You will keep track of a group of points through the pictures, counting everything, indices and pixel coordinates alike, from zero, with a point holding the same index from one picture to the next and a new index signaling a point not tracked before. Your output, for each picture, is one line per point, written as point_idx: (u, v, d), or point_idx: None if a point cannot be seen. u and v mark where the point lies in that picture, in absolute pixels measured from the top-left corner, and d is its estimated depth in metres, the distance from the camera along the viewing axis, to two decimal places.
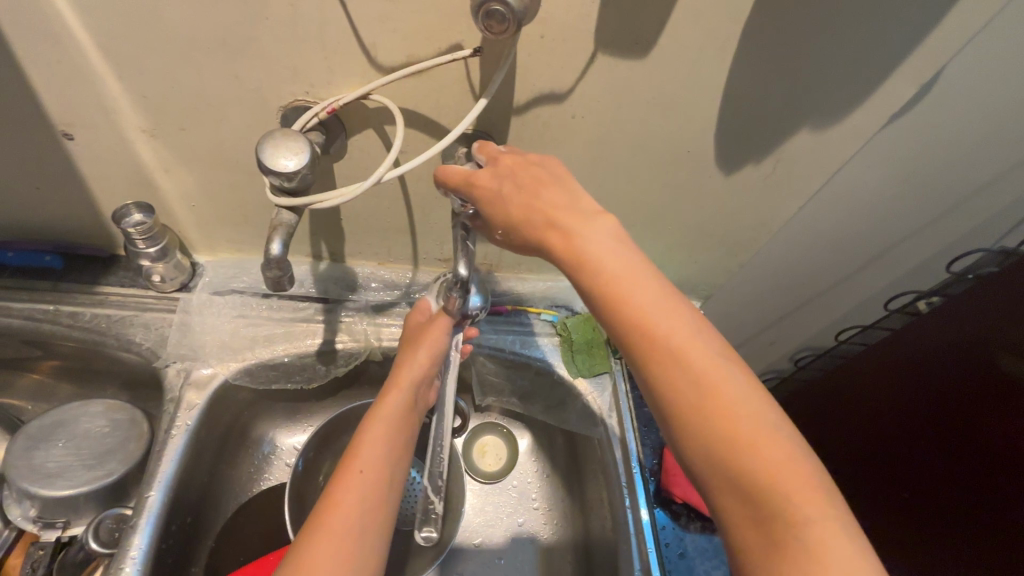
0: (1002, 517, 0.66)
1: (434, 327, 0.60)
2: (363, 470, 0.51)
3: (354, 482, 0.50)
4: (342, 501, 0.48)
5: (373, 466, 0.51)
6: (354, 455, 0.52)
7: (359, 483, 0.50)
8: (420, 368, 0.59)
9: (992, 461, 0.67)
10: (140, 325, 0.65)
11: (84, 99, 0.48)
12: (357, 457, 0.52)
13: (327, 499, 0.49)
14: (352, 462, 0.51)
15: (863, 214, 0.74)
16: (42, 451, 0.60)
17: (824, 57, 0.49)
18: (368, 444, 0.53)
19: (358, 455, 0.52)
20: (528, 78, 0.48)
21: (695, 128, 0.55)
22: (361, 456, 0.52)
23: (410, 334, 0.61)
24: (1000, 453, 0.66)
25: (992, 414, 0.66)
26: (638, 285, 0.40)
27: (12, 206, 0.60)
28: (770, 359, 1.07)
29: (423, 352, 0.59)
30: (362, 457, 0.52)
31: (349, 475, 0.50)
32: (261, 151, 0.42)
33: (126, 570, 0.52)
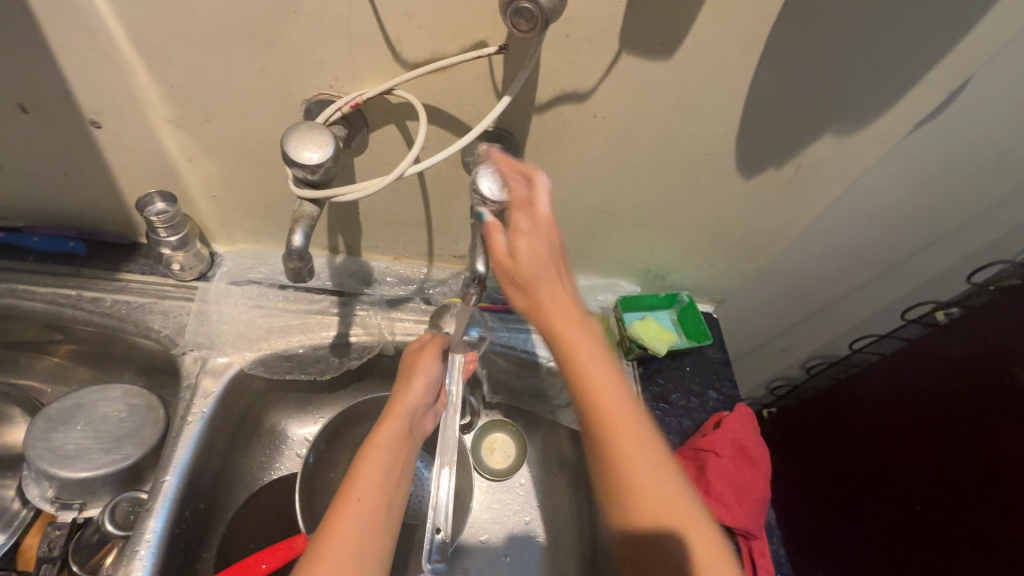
0: (993, 528, 0.65)
1: (431, 357, 0.61)
2: (361, 498, 0.49)
3: (352, 509, 0.48)
4: (341, 529, 0.47)
5: (372, 493, 0.50)
6: (352, 481, 0.50)
7: (357, 510, 0.48)
8: (415, 396, 0.58)
9: (991, 469, 0.65)
10: (159, 312, 0.66)
11: (113, 89, 0.49)
12: (354, 484, 0.50)
13: (326, 529, 0.47)
14: (349, 490, 0.50)
15: (883, 221, 0.73)
16: (61, 432, 0.61)
17: (851, 62, 0.49)
18: (367, 469, 0.51)
19: (355, 482, 0.50)
20: (551, 77, 0.48)
21: (716, 131, 0.55)
22: (358, 482, 0.50)
23: (404, 362, 0.61)
24: (996, 461, 0.64)
25: (998, 420, 0.65)
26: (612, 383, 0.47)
27: (38, 192, 0.61)
28: (781, 365, 1.06)
29: (419, 380, 0.59)
30: (359, 484, 0.50)
31: (347, 504, 0.48)
32: (286, 143, 0.43)
33: (141, 553, 0.53)
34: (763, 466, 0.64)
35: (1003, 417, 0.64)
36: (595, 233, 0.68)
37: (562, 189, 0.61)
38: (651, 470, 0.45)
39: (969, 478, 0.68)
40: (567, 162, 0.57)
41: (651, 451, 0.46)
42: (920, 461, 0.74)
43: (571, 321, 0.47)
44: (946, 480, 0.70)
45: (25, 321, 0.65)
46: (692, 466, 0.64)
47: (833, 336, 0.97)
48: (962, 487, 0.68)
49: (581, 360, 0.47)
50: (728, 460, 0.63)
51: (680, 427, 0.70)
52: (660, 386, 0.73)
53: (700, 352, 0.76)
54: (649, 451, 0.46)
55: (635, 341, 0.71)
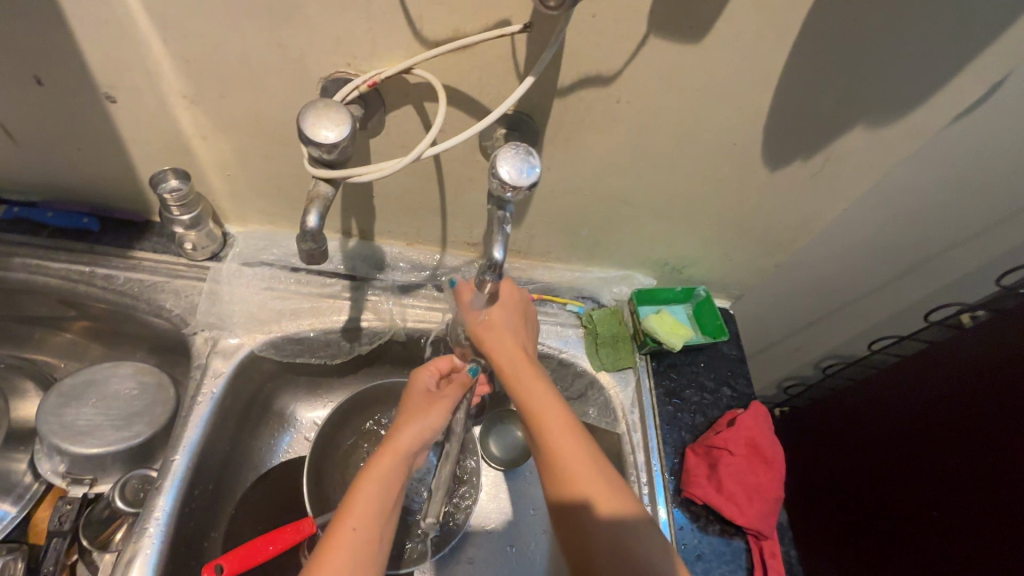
0: (999, 534, 0.62)
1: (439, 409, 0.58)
2: (356, 527, 0.49)
3: (346, 539, 0.48)
4: (335, 559, 0.47)
5: (367, 523, 0.49)
6: (348, 509, 0.50)
7: (352, 541, 0.48)
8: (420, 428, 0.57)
9: (992, 470, 0.64)
10: (171, 291, 0.65)
11: (128, 62, 0.48)
12: (350, 512, 0.50)
13: (320, 556, 0.47)
14: (345, 519, 0.49)
15: (910, 219, 0.70)
16: (72, 408, 0.61)
17: (890, 48, 0.47)
18: (363, 498, 0.51)
19: (350, 510, 0.50)
20: (576, 59, 0.47)
21: (744, 119, 0.53)
22: (354, 512, 0.50)
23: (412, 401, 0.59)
24: (1006, 467, 0.62)
25: (1007, 419, 0.63)
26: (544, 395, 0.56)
27: (52, 166, 0.61)
28: (796, 363, 1.04)
29: (425, 420, 0.57)
30: (355, 513, 0.50)
31: (342, 534, 0.48)
32: (303, 120, 0.42)
33: (150, 530, 0.53)
34: (777, 465, 0.63)
35: (1013, 410, 0.63)
36: (613, 223, 0.66)
37: (581, 176, 0.59)
38: (588, 493, 0.51)
39: (973, 476, 0.66)
40: (588, 149, 0.56)
41: (589, 473, 0.52)
42: (927, 460, 0.72)
43: (518, 369, 0.57)
44: (949, 482, 0.68)
45: (39, 296, 0.65)
46: (703, 463, 0.63)
47: (851, 336, 0.95)
48: (968, 486, 0.66)
49: (529, 402, 0.55)
50: (741, 458, 0.62)
51: (693, 423, 0.68)
52: (673, 381, 0.71)
53: (716, 348, 0.74)
54: (591, 476, 0.52)
55: (650, 335, 0.70)
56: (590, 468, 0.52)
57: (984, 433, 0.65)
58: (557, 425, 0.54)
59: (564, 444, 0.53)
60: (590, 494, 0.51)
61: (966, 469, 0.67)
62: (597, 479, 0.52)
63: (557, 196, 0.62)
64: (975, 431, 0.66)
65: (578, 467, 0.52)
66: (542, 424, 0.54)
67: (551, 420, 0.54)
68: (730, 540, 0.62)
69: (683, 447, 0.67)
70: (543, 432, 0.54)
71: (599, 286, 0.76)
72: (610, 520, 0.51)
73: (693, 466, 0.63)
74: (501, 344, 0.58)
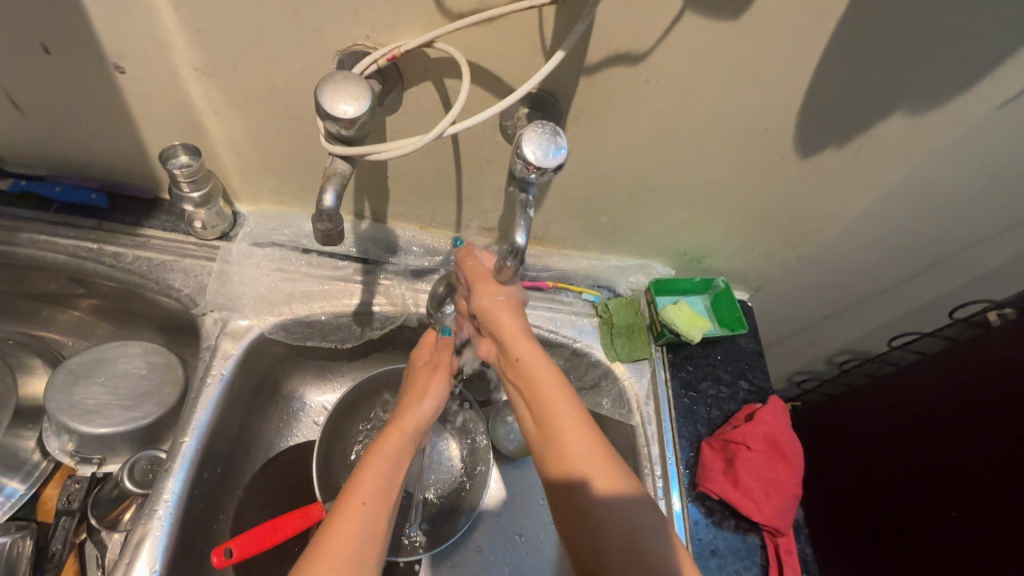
0: (1014, 538, 0.60)
1: (437, 383, 0.59)
2: (365, 502, 0.48)
3: (353, 514, 0.47)
4: (342, 532, 0.46)
5: (375, 498, 0.49)
6: (356, 485, 0.49)
7: (359, 515, 0.47)
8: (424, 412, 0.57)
9: (1009, 469, 0.62)
10: (180, 271, 0.64)
11: (137, 30, 0.46)
12: (356, 490, 0.49)
13: (326, 531, 0.46)
14: (352, 494, 0.48)
15: (941, 212, 0.68)
16: (81, 387, 0.61)
17: (941, 28, 0.44)
18: (369, 476, 0.50)
19: (358, 486, 0.49)
20: (606, 35, 0.44)
21: (779, 103, 0.50)
22: (361, 487, 0.49)
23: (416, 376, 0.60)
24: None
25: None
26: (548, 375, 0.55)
27: (60, 139, 0.59)
28: (810, 357, 1.03)
29: (429, 398, 0.58)
30: (363, 488, 0.49)
31: (350, 508, 0.47)
32: (321, 93, 0.40)
33: (160, 512, 0.53)
34: (796, 461, 0.61)
35: None
36: (633, 210, 0.64)
37: (603, 161, 0.57)
38: (598, 473, 0.49)
39: (991, 475, 0.64)
40: (613, 132, 0.54)
41: (597, 451, 0.50)
42: (945, 458, 0.70)
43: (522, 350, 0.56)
44: (966, 481, 0.67)
45: (46, 273, 0.64)
46: (720, 458, 0.62)
47: (868, 331, 0.93)
48: (988, 486, 0.64)
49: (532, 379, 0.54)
50: (759, 454, 0.61)
51: (709, 417, 0.67)
52: (689, 373, 0.70)
53: (733, 340, 0.73)
54: (599, 459, 0.50)
55: (667, 326, 0.68)
56: (596, 444, 0.51)
57: (1002, 431, 0.63)
58: (558, 403, 0.53)
59: (570, 423, 0.51)
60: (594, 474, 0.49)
61: (986, 469, 0.65)
62: (605, 460, 0.50)
63: (577, 181, 0.60)
64: (997, 430, 0.64)
65: (583, 442, 0.50)
66: (542, 402, 0.53)
67: (553, 398, 0.53)
68: (745, 536, 0.61)
69: (699, 440, 0.65)
70: (545, 411, 0.53)
71: (615, 275, 0.74)
72: (620, 499, 0.48)
73: (709, 460, 0.62)
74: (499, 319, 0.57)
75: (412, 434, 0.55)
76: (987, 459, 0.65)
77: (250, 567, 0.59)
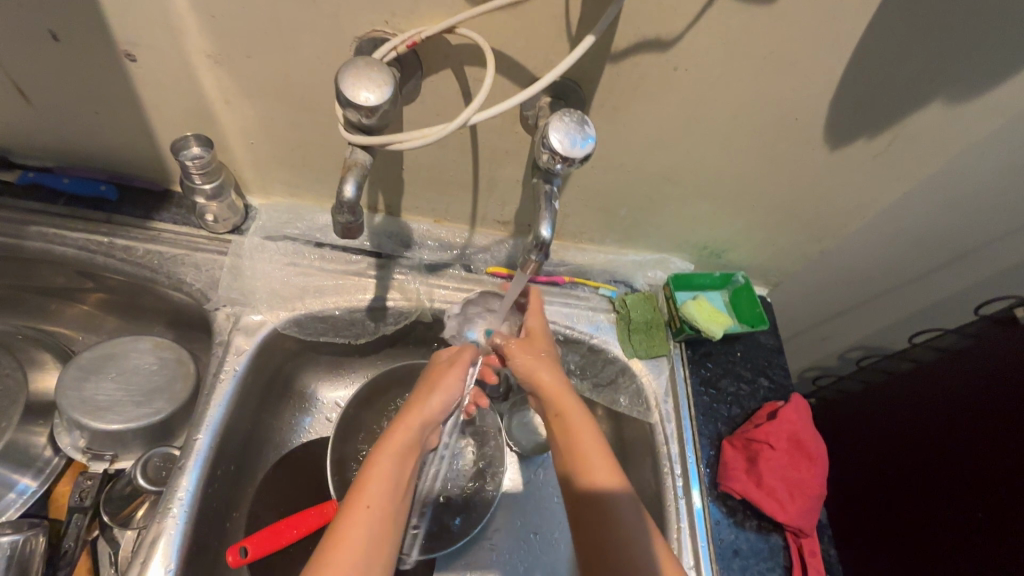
0: None
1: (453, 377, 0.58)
2: (370, 506, 0.47)
3: (361, 518, 0.46)
4: (350, 538, 0.45)
5: (380, 501, 0.48)
6: (363, 487, 0.48)
7: (367, 519, 0.46)
8: (431, 409, 0.56)
9: None
10: (192, 264, 0.63)
11: (149, 16, 0.44)
12: (365, 490, 0.48)
13: (335, 537, 0.45)
14: (359, 496, 0.47)
15: (970, 206, 0.66)
16: (92, 382, 0.60)
17: (986, 10, 0.42)
18: (377, 476, 0.49)
19: (365, 488, 0.48)
20: (634, 21, 0.43)
21: (813, 91, 0.48)
22: (367, 490, 0.48)
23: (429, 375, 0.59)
24: None
25: None
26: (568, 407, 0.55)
27: (68, 129, 0.58)
28: (824, 353, 1.01)
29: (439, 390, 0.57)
30: (370, 491, 0.48)
31: (357, 512, 0.46)
32: (341, 80, 0.38)
33: (174, 511, 0.52)
34: (820, 461, 0.60)
35: None
36: (654, 203, 0.63)
37: (627, 152, 0.56)
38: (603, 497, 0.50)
39: (1015, 475, 0.62)
40: (636, 122, 0.52)
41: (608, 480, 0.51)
42: (970, 457, 0.68)
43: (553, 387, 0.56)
44: (991, 482, 0.65)
45: (55, 266, 0.63)
46: (742, 456, 0.61)
47: (887, 327, 0.91)
48: (1012, 486, 0.63)
49: (560, 409, 0.55)
50: (782, 453, 0.59)
51: (729, 414, 0.66)
52: (709, 370, 0.68)
53: (753, 337, 0.71)
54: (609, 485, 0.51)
55: (687, 322, 0.66)
56: (614, 478, 0.51)
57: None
58: (583, 437, 0.53)
59: (587, 453, 0.52)
60: (613, 497, 0.50)
61: (1009, 468, 0.63)
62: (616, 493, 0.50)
63: (597, 173, 0.58)
64: (1018, 429, 0.63)
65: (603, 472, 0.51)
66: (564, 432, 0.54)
67: (576, 435, 0.53)
68: (768, 536, 0.60)
69: (719, 439, 0.64)
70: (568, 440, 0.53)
71: (632, 270, 0.73)
72: (627, 524, 0.49)
73: (730, 459, 0.61)
74: (539, 378, 0.57)
75: (418, 432, 0.54)
76: (1012, 459, 0.63)
77: (265, 565, 0.58)
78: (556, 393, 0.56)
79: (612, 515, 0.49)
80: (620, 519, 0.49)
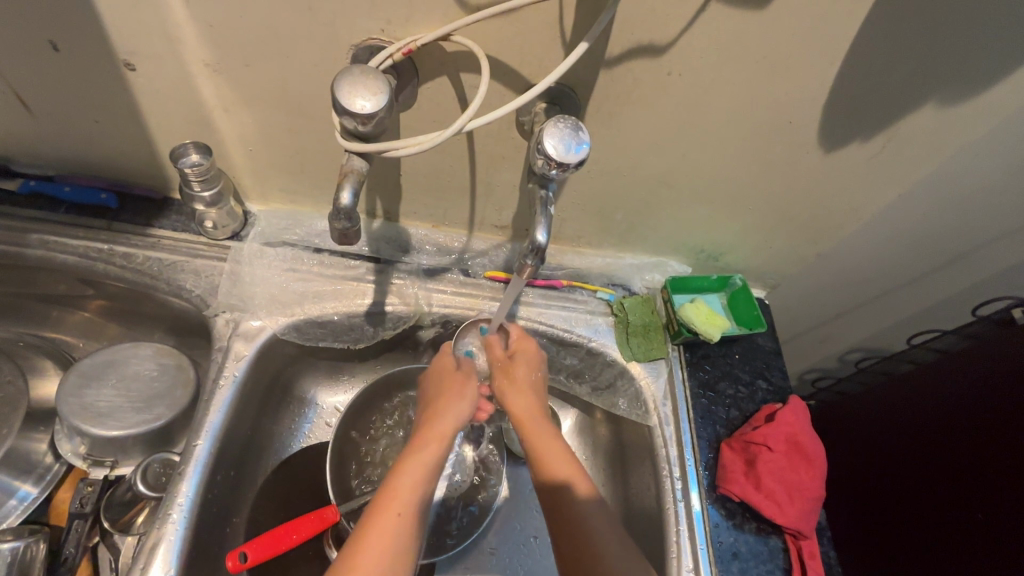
0: None
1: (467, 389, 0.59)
2: (402, 512, 0.48)
3: (391, 524, 0.47)
4: (378, 542, 0.45)
5: (411, 508, 0.48)
6: (394, 493, 0.49)
7: (399, 525, 0.47)
8: (457, 422, 0.56)
9: None
10: (191, 271, 0.63)
11: (147, 26, 0.45)
12: (397, 498, 0.48)
13: (362, 538, 0.46)
14: (391, 503, 0.48)
15: (966, 207, 0.66)
16: (92, 389, 0.60)
17: (975, 13, 0.43)
18: (407, 482, 0.50)
19: (398, 495, 0.49)
20: (627, 27, 0.43)
21: (806, 94, 0.49)
22: (399, 496, 0.48)
23: (445, 380, 0.60)
24: None
25: None
26: (542, 427, 0.57)
27: (68, 138, 0.58)
28: (822, 355, 1.01)
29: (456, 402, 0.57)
30: (401, 497, 0.48)
31: (389, 517, 0.47)
32: (337, 88, 0.39)
33: (173, 517, 0.52)
34: (819, 463, 0.60)
35: None
36: (650, 207, 0.63)
37: (622, 157, 0.56)
38: (579, 510, 0.52)
39: (1013, 475, 0.62)
40: (631, 126, 0.52)
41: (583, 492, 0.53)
42: (969, 458, 0.68)
43: (530, 409, 0.59)
44: (991, 483, 0.65)
45: (55, 274, 0.63)
46: (740, 459, 0.61)
47: (886, 328, 0.91)
48: (1011, 485, 0.63)
49: (536, 428, 0.57)
50: (780, 455, 0.59)
51: (727, 417, 0.66)
52: (707, 373, 0.69)
53: (751, 339, 0.71)
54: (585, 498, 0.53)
55: (685, 325, 0.66)
56: (590, 504, 0.53)
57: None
58: (558, 455, 0.55)
59: (564, 469, 0.54)
60: (590, 523, 0.51)
61: (1008, 468, 0.63)
62: (592, 505, 0.53)
63: (593, 178, 0.59)
64: (1016, 429, 0.63)
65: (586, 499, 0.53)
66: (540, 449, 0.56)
67: (551, 460, 0.55)
68: (767, 539, 0.60)
69: (718, 441, 0.64)
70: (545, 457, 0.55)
71: (630, 273, 0.73)
72: (604, 533, 0.51)
73: (729, 462, 0.61)
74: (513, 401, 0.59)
75: (445, 443, 0.54)
76: (1010, 459, 0.63)
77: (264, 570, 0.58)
78: (526, 420, 0.58)
79: (587, 531, 0.51)
80: (594, 530, 0.51)
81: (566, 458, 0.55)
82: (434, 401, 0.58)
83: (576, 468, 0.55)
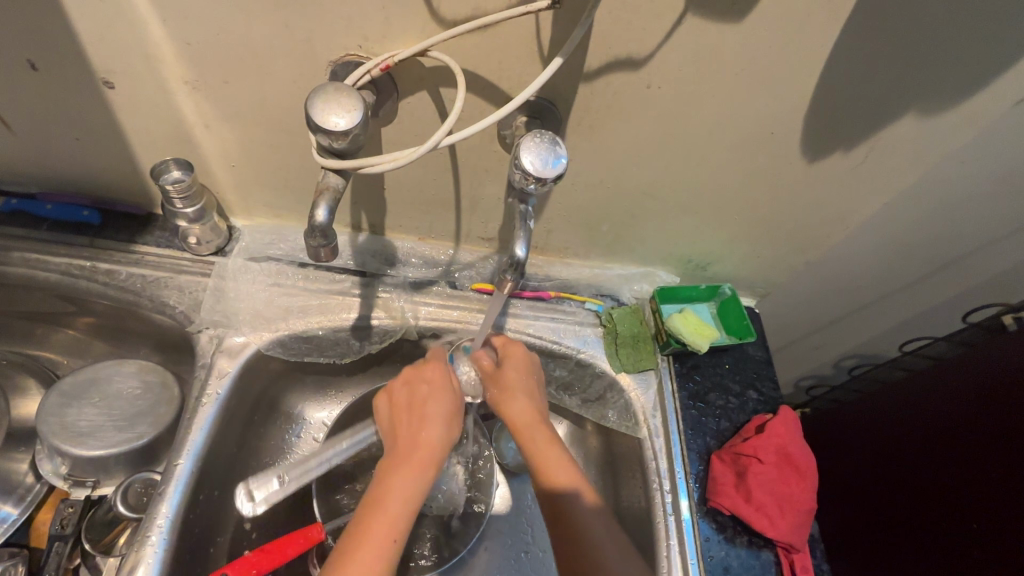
0: None
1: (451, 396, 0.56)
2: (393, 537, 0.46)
3: (381, 546, 0.45)
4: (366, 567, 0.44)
5: (400, 527, 0.47)
6: (381, 513, 0.47)
7: (387, 549, 0.45)
8: (442, 433, 0.53)
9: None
10: (175, 287, 0.63)
11: (125, 44, 0.45)
12: (384, 516, 0.47)
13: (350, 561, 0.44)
14: (379, 525, 0.46)
15: (953, 215, 0.66)
16: (74, 408, 0.59)
17: (950, 25, 0.43)
18: (395, 502, 0.48)
19: (384, 515, 0.47)
20: (606, 41, 0.43)
21: (786, 107, 0.49)
22: (388, 515, 0.47)
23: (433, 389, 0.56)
24: None
25: None
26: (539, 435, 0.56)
27: (49, 155, 0.58)
28: (816, 362, 1.01)
29: (445, 412, 0.55)
30: (389, 518, 0.47)
31: (378, 540, 0.45)
32: (312, 106, 0.39)
33: (153, 539, 0.51)
34: (809, 474, 0.59)
35: None
36: (636, 218, 0.63)
37: (605, 168, 0.56)
38: (580, 518, 0.51)
39: (1006, 484, 0.62)
40: (614, 139, 0.52)
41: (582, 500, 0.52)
42: (961, 468, 0.67)
43: (527, 418, 0.57)
44: (985, 492, 0.64)
45: (38, 292, 0.63)
46: (731, 471, 0.60)
47: (878, 335, 0.91)
48: (1003, 496, 0.62)
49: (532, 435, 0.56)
50: (771, 467, 0.59)
51: (718, 428, 0.65)
52: (697, 383, 0.68)
53: (740, 349, 0.71)
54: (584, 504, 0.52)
55: (673, 336, 0.66)
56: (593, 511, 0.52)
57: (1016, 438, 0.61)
58: (556, 462, 0.54)
59: (562, 474, 0.53)
60: (590, 531, 0.51)
61: (1000, 475, 0.63)
62: (591, 512, 0.52)
63: (577, 189, 0.58)
64: (1007, 438, 0.62)
65: (580, 509, 0.52)
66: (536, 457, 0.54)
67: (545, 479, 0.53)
68: (760, 553, 0.59)
69: (708, 454, 0.63)
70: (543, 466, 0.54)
71: (618, 284, 0.73)
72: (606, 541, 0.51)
73: (719, 474, 0.60)
74: (511, 415, 0.57)
75: (434, 456, 0.52)
76: (1002, 467, 0.62)
77: None
78: (523, 428, 0.56)
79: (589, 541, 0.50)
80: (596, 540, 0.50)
81: (569, 471, 0.54)
82: (418, 408, 0.55)
83: (577, 476, 0.54)
